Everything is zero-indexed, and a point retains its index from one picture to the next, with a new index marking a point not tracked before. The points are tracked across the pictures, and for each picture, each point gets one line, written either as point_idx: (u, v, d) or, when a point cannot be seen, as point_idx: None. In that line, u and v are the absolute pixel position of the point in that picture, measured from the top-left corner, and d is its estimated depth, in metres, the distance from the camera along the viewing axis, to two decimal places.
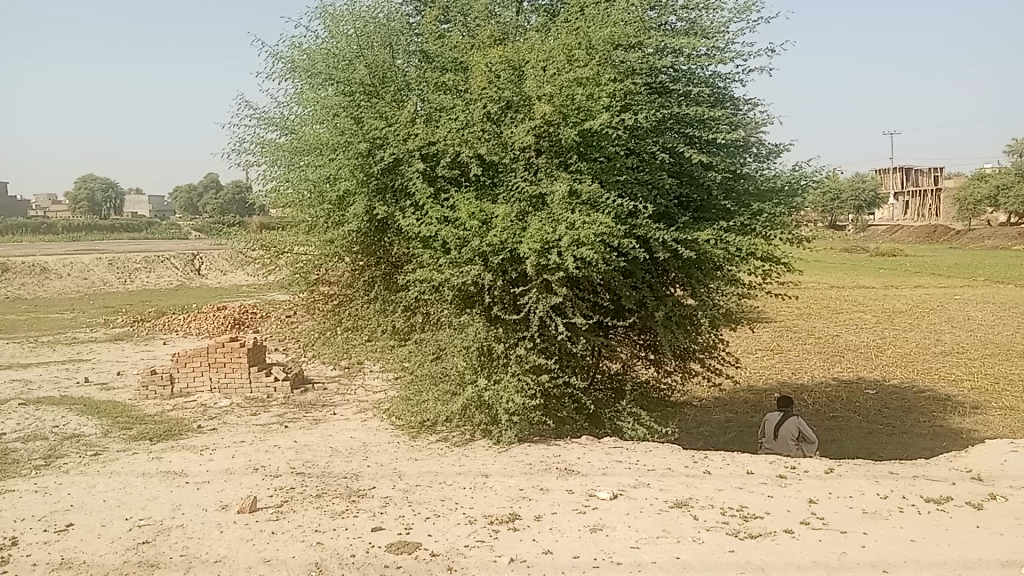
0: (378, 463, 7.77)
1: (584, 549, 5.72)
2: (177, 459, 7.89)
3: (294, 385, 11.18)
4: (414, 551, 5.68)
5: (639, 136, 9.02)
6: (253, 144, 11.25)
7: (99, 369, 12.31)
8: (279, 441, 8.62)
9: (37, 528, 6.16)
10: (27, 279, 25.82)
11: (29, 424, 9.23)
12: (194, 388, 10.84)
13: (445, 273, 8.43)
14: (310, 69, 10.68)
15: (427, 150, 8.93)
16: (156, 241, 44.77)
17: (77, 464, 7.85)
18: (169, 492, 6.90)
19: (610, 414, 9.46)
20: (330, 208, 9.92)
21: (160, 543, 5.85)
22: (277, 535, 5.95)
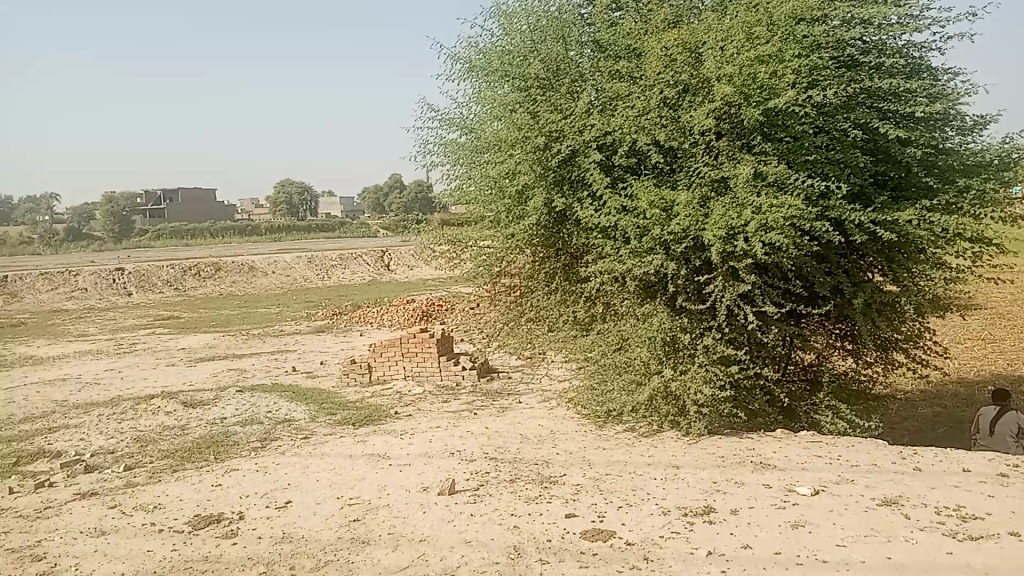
0: (567, 450, 7.86)
1: (786, 545, 5.50)
2: (379, 442, 8.36)
3: (481, 373, 11.52)
4: (610, 539, 5.69)
5: (828, 113, 8.57)
6: (435, 145, 11.65)
7: (304, 358, 13.27)
8: (472, 427, 8.91)
9: (262, 503, 6.71)
10: (238, 277, 28.19)
11: (248, 409, 10.10)
12: (389, 376, 11.46)
13: (627, 263, 8.36)
14: (486, 69, 10.91)
15: (604, 140, 8.87)
16: (347, 239, 47.48)
17: (291, 446, 8.49)
18: (374, 473, 7.32)
19: (805, 408, 9.04)
20: (511, 202, 10.10)
21: (370, 520, 6.21)
22: (476, 517, 6.15)
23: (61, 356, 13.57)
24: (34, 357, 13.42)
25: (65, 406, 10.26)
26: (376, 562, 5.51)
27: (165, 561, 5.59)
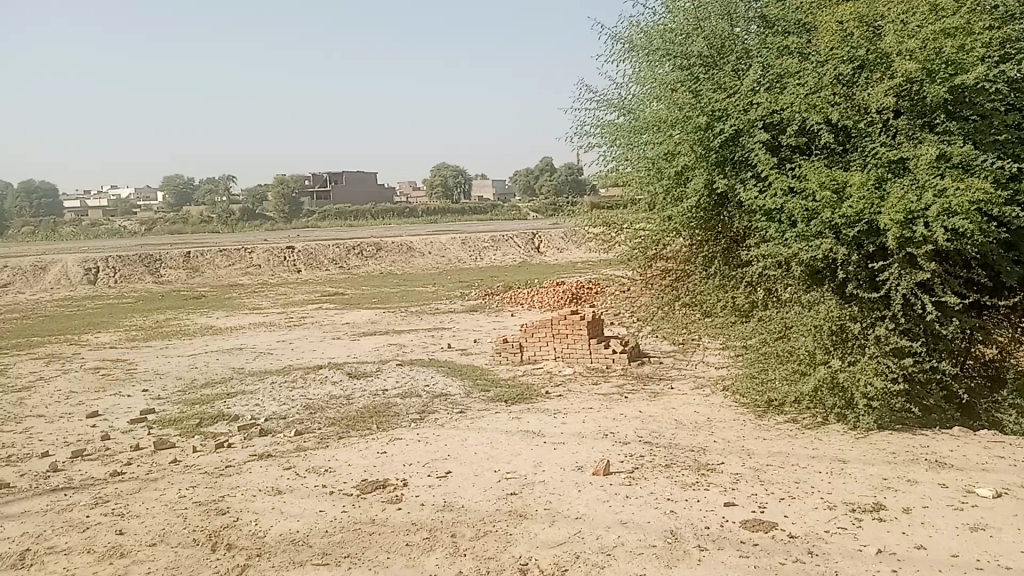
0: (725, 438, 7.69)
1: (965, 548, 5.15)
2: (534, 420, 8.50)
3: (632, 357, 11.45)
4: (771, 531, 5.53)
5: (1020, 90, 8.00)
6: (594, 126, 11.59)
7: (458, 336, 13.66)
8: (625, 410, 8.88)
9: (423, 473, 6.96)
10: (397, 257, 29.29)
11: (407, 382, 10.52)
12: (540, 356, 11.61)
13: (793, 248, 8.04)
14: (648, 48, 10.70)
15: (772, 119, 8.51)
16: (499, 221, 48.25)
17: (449, 419, 8.78)
18: (530, 450, 7.44)
19: (986, 406, 8.39)
20: (670, 183, 9.91)
21: (526, 495, 6.33)
22: (632, 499, 6.14)
23: (238, 326, 14.60)
24: (214, 327, 14.51)
25: (242, 373, 11.05)
26: (533, 536, 5.61)
27: (336, 521, 5.92)
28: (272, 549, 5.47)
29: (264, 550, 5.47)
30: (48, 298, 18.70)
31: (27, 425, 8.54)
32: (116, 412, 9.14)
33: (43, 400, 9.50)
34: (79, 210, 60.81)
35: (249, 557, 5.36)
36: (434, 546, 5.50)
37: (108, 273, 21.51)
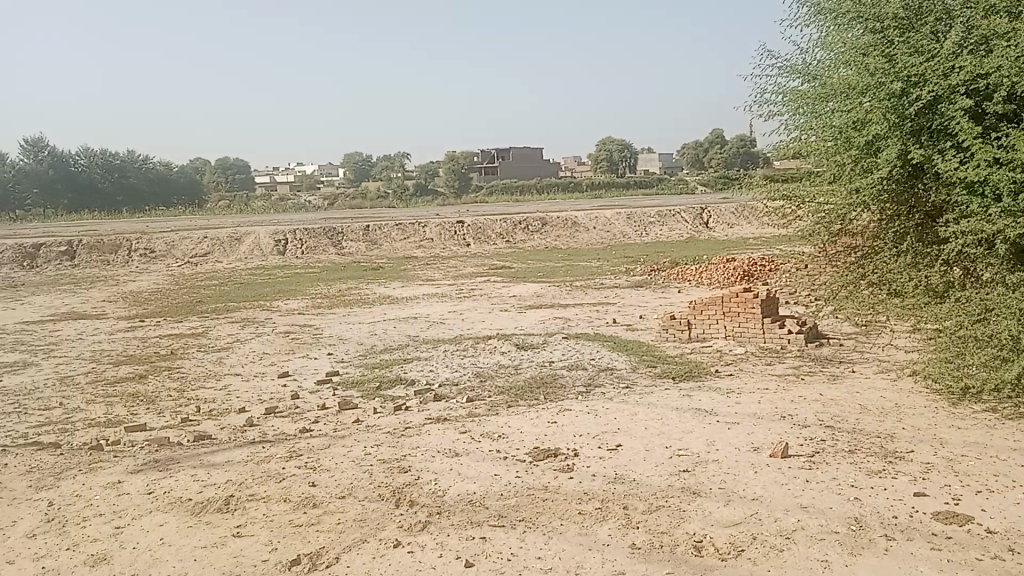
0: (914, 426, 7.23)
1: None
2: (706, 398, 8.33)
3: (809, 338, 10.96)
4: (967, 524, 5.16)
5: None
6: (776, 95, 11.07)
7: (624, 311, 13.59)
8: (802, 392, 8.53)
9: (594, 444, 7.00)
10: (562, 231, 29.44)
11: (574, 355, 10.59)
12: (710, 334, 11.35)
13: (997, 224, 7.36)
14: (836, 10, 10.07)
15: (975, 84, 7.85)
16: (665, 195, 47.31)
17: (617, 393, 8.77)
18: (703, 428, 7.31)
19: None
20: (858, 154, 9.35)
21: (700, 473, 6.23)
22: (812, 484, 5.91)
23: (412, 297, 15.19)
24: (390, 297, 15.19)
25: (416, 341, 11.51)
26: (708, 514, 5.52)
27: (510, 486, 6.08)
28: (451, 508, 5.70)
29: (444, 508, 5.70)
30: (244, 268, 20.18)
31: (228, 383, 9.30)
32: (304, 374, 9.78)
33: (241, 360, 10.31)
34: (267, 185, 65.32)
35: (430, 514, 5.61)
36: (606, 516, 5.55)
37: (295, 244, 22.97)
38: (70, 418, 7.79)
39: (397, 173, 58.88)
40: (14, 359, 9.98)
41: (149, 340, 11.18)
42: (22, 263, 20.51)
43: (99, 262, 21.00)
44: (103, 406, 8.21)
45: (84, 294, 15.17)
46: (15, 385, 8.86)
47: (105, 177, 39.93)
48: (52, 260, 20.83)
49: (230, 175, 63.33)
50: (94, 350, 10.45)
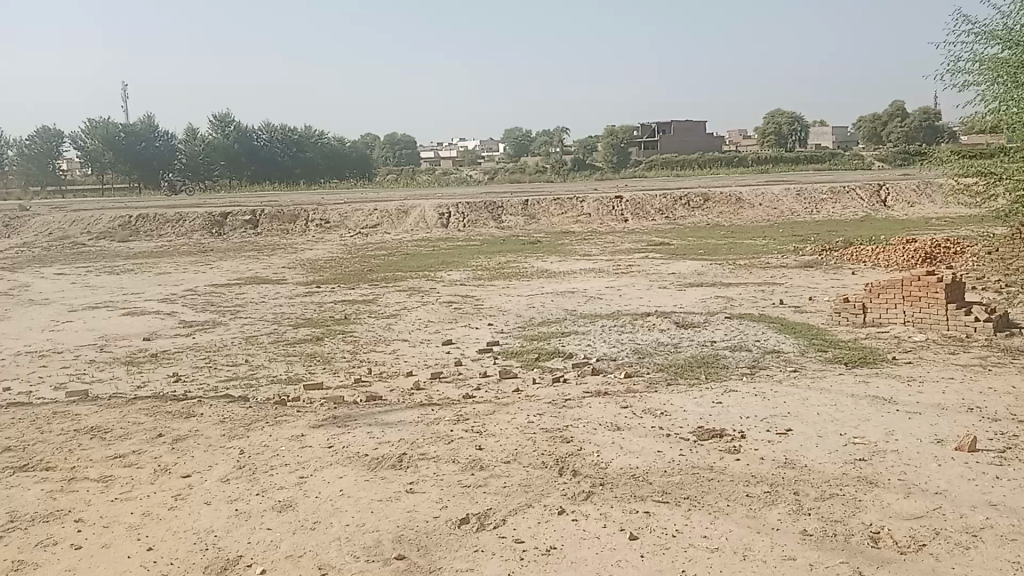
0: None
1: None
2: (883, 386, 7.86)
3: (1001, 326, 10.09)
4: None
5: None
6: (974, 60, 10.12)
7: (791, 292, 13.02)
8: (993, 384, 7.88)
9: (761, 427, 6.79)
10: None
11: (737, 335, 10.28)
12: (886, 319, 10.68)
13: None
14: None
15: None
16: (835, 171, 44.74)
17: (784, 376, 8.44)
18: (880, 416, 6.92)
19: None
20: None
21: (877, 463, 5.91)
22: (1005, 481, 5.46)
23: (571, 271, 15.23)
24: (550, 271, 15.29)
25: (575, 315, 11.54)
26: (886, 505, 5.23)
27: (674, 463, 6.01)
28: (614, 480, 5.70)
29: (607, 480, 5.72)
30: (409, 239, 20.93)
31: (395, 348, 9.70)
32: (466, 342, 10.04)
33: (407, 327, 10.72)
34: (430, 159, 67.27)
35: (593, 485, 5.64)
36: (775, 500, 5.38)
37: (458, 218, 23.53)
38: (254, 374, 8.37)
39: (556, 148, 58.92)
40: (206, 318, 10.84)
41: (323, 304, 11.83)
42: (213, 231, 22.25)
43: (279, 231, 22.42)
44: (284, 365, 8.78)
45: (266, 260, 16.23)
46: (207, 342, 9.63)
47: (285, 149, 42.55)
48: (238, 228, 22.44)
49: (397, 149, 65.75)
50: (275, 313, 11.18)
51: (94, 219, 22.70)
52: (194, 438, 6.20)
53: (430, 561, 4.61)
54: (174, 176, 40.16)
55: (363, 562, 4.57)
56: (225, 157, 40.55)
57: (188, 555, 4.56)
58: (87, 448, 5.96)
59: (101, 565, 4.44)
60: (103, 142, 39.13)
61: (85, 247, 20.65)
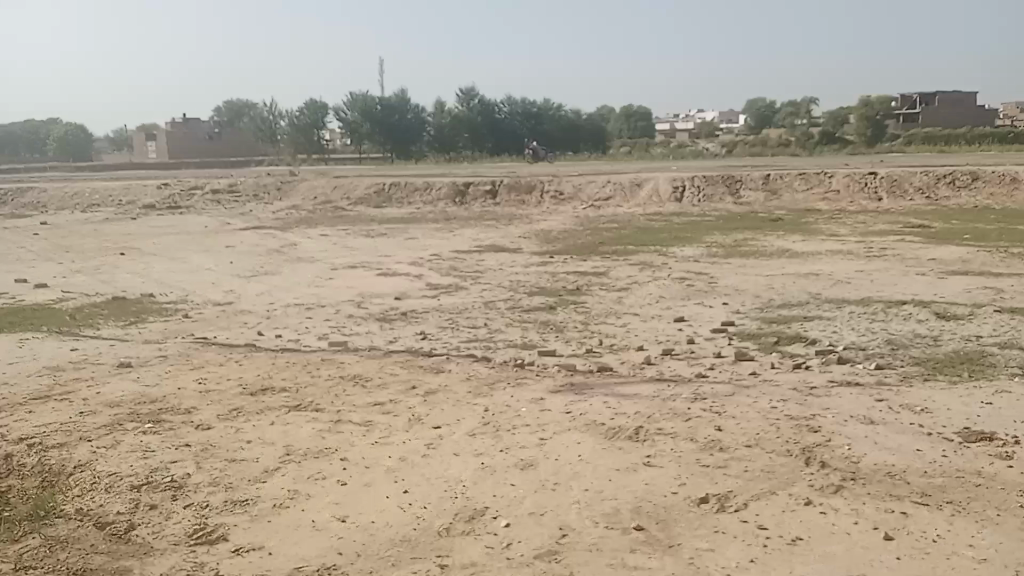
0: None
1: None
2: None
3: None
4: None
5: None
6: None
7: None
8: None
9: None
10: None
11: (1009, 331, 9.19)
12: None
13: None
14: None
15: None
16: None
17: None
18: None
19: None
20: None
21: None
22: None
23: (815, 252, 14.33)
24: (791, 251, 14.49)
25: (818, 299, 10.86)
26: None
27: (937, 465, 5.50)
28: (867, 476, 5.33)
29: (859, 475, 5.35)
30: (643, 213, 20.72)
31: (627, 320, 9.65)
32: (701, 320, 9.77)
33: (640, 301, 10.64)
34: (665, 131, 66.27)
35: (844, 479, 5.30)
36: None
37: (694, 192, 22.93)
38: (493, 338, 8.70)
39: (798, 120, 55.60)
40: (449, 282, 11.42)
41: (558, 275, 12.04)
42: (456, 200, 23.41)
43: (516, 202, 23.12)
44: (520, 330, 9.04)
45: (504, 229, 16.79)
46: (449, 304, 10.15)
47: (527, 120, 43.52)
48: (478, 197, 23.43)
49: (633, 121, 65.47)
50: (512, 280, 11.54)
51: (353, 185, 24.70)
52: (443, 392, 6.56)
53: (669, 536, 4.57)
54: (421, 147, 42.90)
55: (602, 528, 4.62)
56: (468, 129, 42.59)
57: (439, 501, 4.84)
58: (350, 393, 6.49)
59: (363, 501, 4.81)
60: (362, 113, 42.59)
61: (344, 211, 22.53)
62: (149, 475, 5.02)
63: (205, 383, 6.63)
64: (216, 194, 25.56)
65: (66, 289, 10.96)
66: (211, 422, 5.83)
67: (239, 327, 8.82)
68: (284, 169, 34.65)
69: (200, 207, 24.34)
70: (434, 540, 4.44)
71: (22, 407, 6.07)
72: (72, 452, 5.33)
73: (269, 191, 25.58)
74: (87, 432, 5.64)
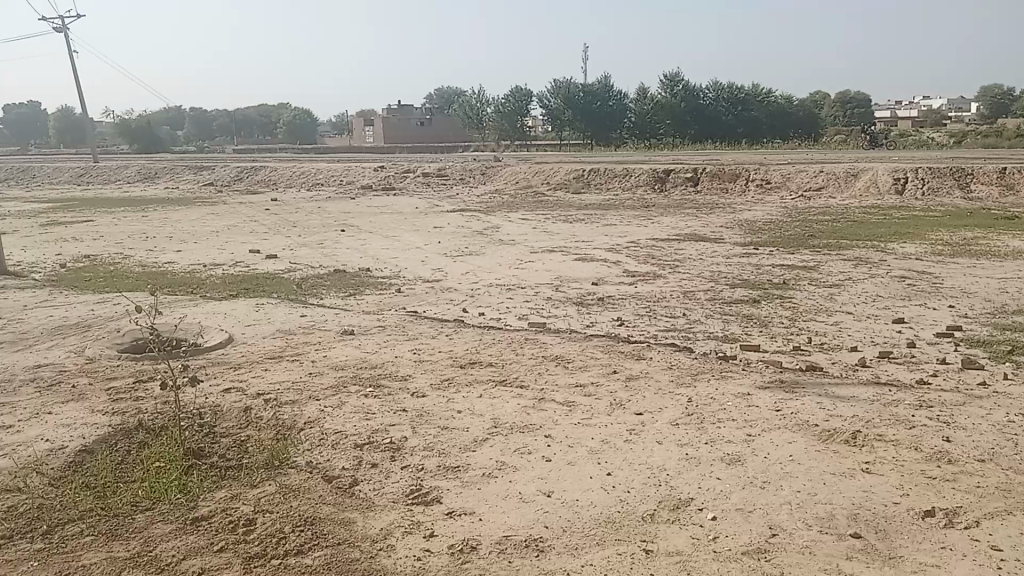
0: None
1: None
2: None
3: None
4: None
5: None
6: None
7: None
8: None
9: None
10: None
11: None
12: None
13: None
14: None
15: None
16: None
17: None
18: None
19: None
20: None
21: None
22: None
23: None
24: None
25: None
26: None
27: None
28: None
29: None
30: (858, 206, 19.43)
31: (838, 319, 9.11)
32: (922, 323, 9.04)
33: (853, 299, 10.01)
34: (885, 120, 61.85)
35: None
36: None
37: (917, 184, 21.18)
38: (693, 328, 8.53)
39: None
40: (648, 269, 11.32)
41: (762, 267, 11.58)
42: (656, 187, 23.16)
43: (719, 190, 22.48)
44: (722, 322, 8.80)
45: (705, 219, 16.38)
46: (649, 292, 10.06)
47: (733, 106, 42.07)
48: (679, 185, 23.01)
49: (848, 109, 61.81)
50: (713, 271, 11.26)
51: (553, 171, 25.10)
52: (645, 380, 6.52)
53: (889, 547, 4.29)
54: (622, 134, 43.41)
55: (815, 532, 4.40)
56: (671, 116, 41.90)
57: (643, 487, 4.82)
58: (553, 372, 6.61)
59: (568, 479, 4.89)
60: (564, 101, 44.65)
61: (544, 196, 22.96)
62: (369, 436, 5.37)
63: (418, 354, 6.99)
64: (426, 176, 26.90)
65: (293, 260, 11.95)
66: (424, 390, 6.15)
67: (446, 303, 9.22)
68: (488, 154, 35.75)
69: (410, 188, 25.72)
70: (638, 525, 4.43)
71: (260, 365, 6.69)
72: (303, 409, 5.80)
73: (474, 175, 26.58)
74: (315, 391, 6.13)
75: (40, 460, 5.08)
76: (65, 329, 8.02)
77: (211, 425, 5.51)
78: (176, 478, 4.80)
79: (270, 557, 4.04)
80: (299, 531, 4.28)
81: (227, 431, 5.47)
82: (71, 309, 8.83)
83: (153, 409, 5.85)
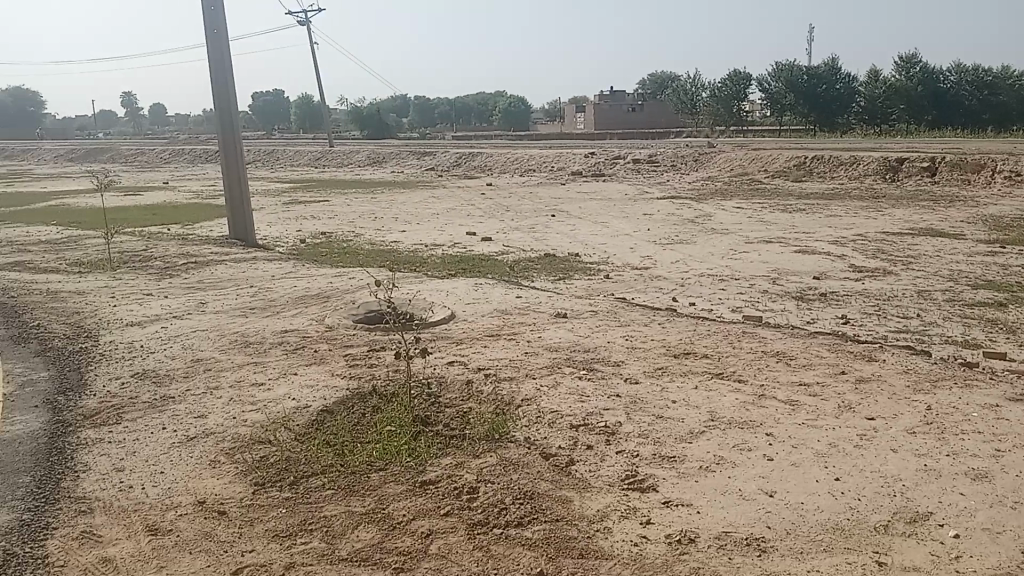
0: None
1: None
2: None
3: None
4: None
5: None
6: None
7: None
8: None
9: None
10: None
11: None
12: None
13: None
14: None
15: None
16: None
17: None
18: None
19: None
20: None
21: None
22: None
23: None
24: None
25: None
26: None
27: None
28: None
29: None
30: None
31: None
32: None
33: None
34: None
35: None
36: None
37: None
38: (928, 331, 7.86)
39: None
40: (875, 265, 10.57)
41: (1012, 268, 10.44)
42: (887, 177, 21.57)
43: (959, 182, 20.53)
44: (961, 326, 8.04)
45: (944, 212, 15.01)
46: (876, 290, 9.40)
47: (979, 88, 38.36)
48: (913, 175, 21.27)
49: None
50: (952, 270, 10.31)
51: (771, 158, 24.09)
52: (876, 383, 6.10)
53: None
54: (849, 119, 41.72)
55: None
56: (905, 100, 38.90)
57: (875, 496, 4.51)
58: (773, 369, 6.35)
59: (791, 480, 4.68)
60: (786, 84, 42.81)
61: (761, 184, 22.12)
62: (585, 418, 5.43)
63: (632, 341, 6.97)
64: (636, 162, 26.74)
65: (507, 243, 12.33)
66: (639, 377, 6.12)
67: (656, 291, 9.13)
68: (701, 141, 34.87)
69: (620, 175, 25.70)
70: (870, 535, 4.15)
71: (479, 341, 6.96)
72: (520, 386, 5.97)
73: (686, 161, 26.12)
74: (532, 370, 6.29)
75: (288, 417, 5.60)
76: (306, 299, 8.77)
77: (437, 396, 5.81)
78: (405, 442, 5.10)
79: (492, 526, 4.20)
80: (518, 503, 4.41)
81: (450, 402, 5.74)
82: (311, 280, 9.64)
83: (384, 377, 6.25)
